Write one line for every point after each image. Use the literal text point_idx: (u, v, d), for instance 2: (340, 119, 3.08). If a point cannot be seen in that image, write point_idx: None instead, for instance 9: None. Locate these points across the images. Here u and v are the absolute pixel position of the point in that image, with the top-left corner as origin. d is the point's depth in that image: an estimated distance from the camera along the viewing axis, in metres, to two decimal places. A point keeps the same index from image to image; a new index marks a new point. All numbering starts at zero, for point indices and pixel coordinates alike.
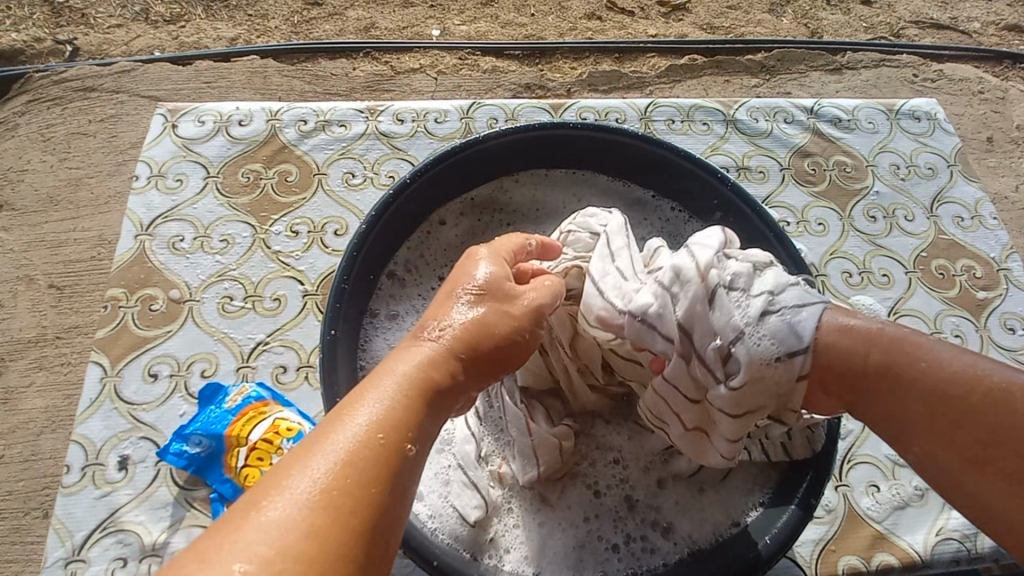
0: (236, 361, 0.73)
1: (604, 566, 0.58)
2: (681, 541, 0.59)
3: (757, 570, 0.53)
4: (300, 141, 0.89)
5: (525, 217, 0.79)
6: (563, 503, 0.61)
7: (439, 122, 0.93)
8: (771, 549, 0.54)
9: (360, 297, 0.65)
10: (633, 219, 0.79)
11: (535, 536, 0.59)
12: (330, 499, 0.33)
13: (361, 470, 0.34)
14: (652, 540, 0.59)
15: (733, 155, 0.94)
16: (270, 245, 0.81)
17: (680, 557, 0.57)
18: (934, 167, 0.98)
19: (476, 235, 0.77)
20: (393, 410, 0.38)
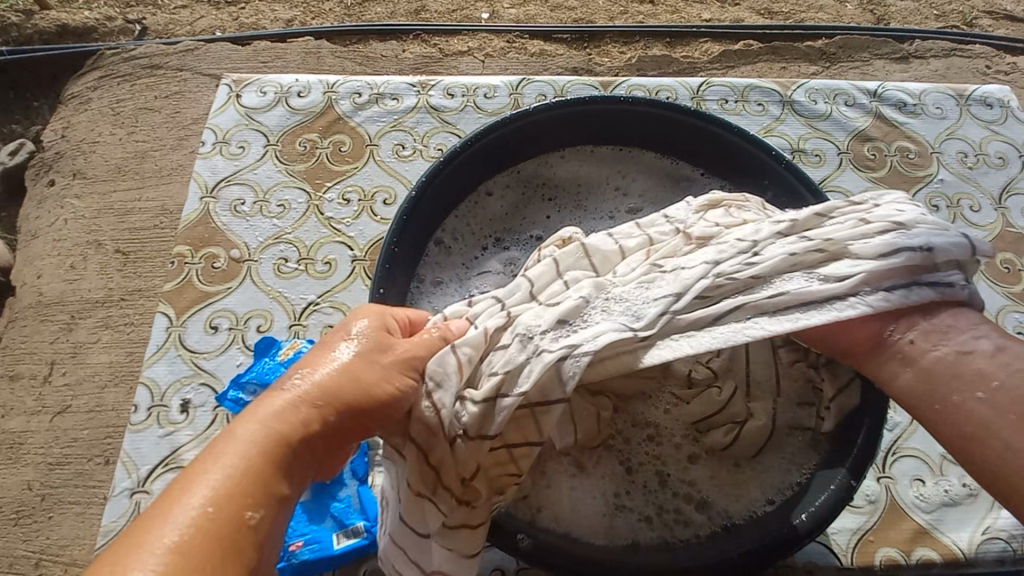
0: (289, 319, 0.77)
1: (636, 534, 0.58)
2: (716, 515, 0.59)
3: (786, 549, 0.54)
4: (354, 113, 0.92)
5: (570, 192, 0.80)
6: (598, 470, 0.62)
7: (488, 97, 0.94)
8: (804, 529, 0.54)
9: (408, 261, 0.68)
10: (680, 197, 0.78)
11: (569, 499, 0.60)
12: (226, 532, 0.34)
13: (230, 513, 0.35)
14: (686, 512, 0.59)
15: (788, 137, 0.92)
16: (323, 211, 0.84)
17: (713, 530, 0.58)
18: (1006, 156, 0.92)
19: (521, 208, 0.78)
20: (255, 460, 0.37)
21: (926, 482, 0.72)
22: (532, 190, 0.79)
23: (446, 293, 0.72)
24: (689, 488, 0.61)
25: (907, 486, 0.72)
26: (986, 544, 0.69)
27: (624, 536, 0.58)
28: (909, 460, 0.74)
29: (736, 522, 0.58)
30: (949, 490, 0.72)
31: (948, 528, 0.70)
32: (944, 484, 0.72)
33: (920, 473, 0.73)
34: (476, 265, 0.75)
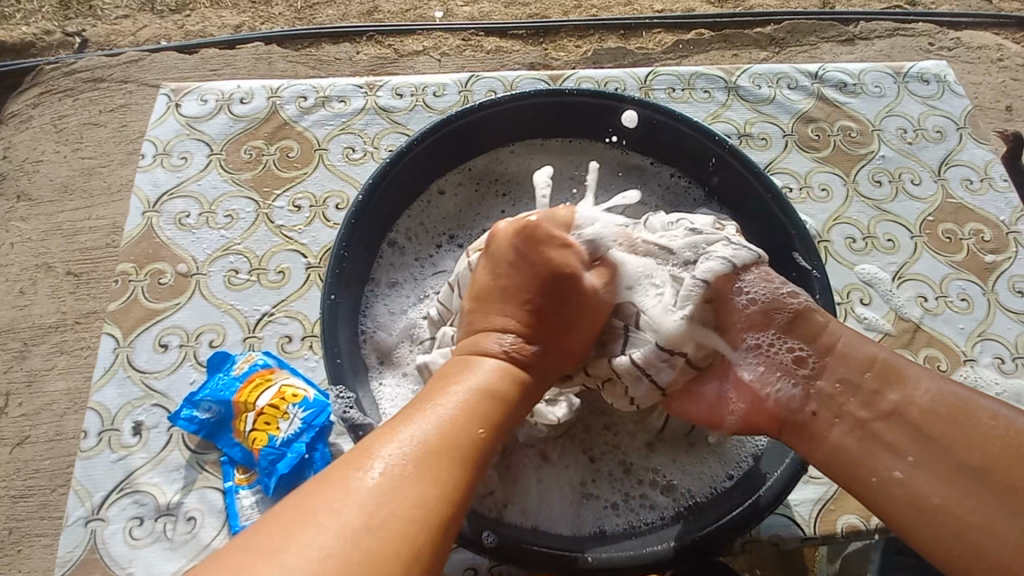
0: (243, 331, 0.75)
1: (603, 521, 0.59)
2: (680, 497, 0.60)
3: (753, 519, 0.54)
4: (301, 118, 0.90)
5: (521, 187, 0.80)
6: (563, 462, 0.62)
7: (438, 96, 0.93)
8: (767, 498, 0.55)
9: (359, 264, 0.67)
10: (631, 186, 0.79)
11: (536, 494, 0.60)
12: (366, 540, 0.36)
13: (409, 518, 0.38)
14: (651, 497, 0.60)
15: (735, 122, 0.93)
16: (273, 219, 0.82)
17: (680, 511, 0.58)
18: (942, 130, 0.96)
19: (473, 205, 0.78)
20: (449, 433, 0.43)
21: None
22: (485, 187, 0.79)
23: (403, 295, 0.72)
24: (653, 473, 0.61)
25: None
26: None
27: (591, 524, 0.58)
28: None
29: (700, 500, 0.59)
30: None
31: None
32: None
33: None
34: (431, 266, 0.75)
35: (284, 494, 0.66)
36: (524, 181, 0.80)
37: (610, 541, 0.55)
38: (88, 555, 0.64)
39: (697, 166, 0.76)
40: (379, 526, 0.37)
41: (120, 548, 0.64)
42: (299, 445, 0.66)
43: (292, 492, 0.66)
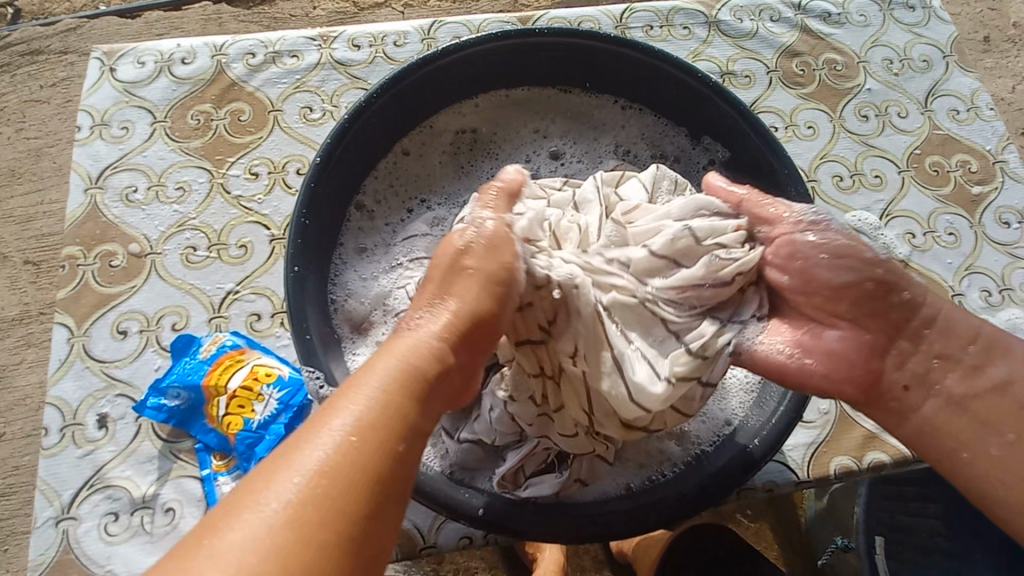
0: (207, 312, 0.70)
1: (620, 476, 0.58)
2: (688, 446, 0.60)
3: (756, 467, 0.53)
4: (250, 77, 0.83)
5: (499, 145, 0.76)
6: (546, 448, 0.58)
7: (399, 45, 0.86)
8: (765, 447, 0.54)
9: (324, 232, 0.61)
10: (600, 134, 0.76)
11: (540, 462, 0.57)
12: (300, 526, 0.30)
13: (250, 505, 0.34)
14: (661, 447, 0.60)
15: (718, 60, 0.89)
16: (229, 189, 0.77)
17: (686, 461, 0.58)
18: (929, 59, 0.92)
19: (443, 167, 0.74)
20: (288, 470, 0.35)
21: None
22: (455, 148, 0.74)
23: (377, 265, 0.68)
24: None
25: None
26: None
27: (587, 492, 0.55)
28: None
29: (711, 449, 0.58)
30: None
31: None
32: None
33: None
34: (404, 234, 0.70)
35: None
36: (495, 138, 0.75)
37: (625, 501, 0.54)
38: (64, 555, 0.61)
39: (680, 105, 0.71)
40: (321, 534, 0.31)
41: (97, 545, 0.61)
42: (277, 426, 0.63)
43: None
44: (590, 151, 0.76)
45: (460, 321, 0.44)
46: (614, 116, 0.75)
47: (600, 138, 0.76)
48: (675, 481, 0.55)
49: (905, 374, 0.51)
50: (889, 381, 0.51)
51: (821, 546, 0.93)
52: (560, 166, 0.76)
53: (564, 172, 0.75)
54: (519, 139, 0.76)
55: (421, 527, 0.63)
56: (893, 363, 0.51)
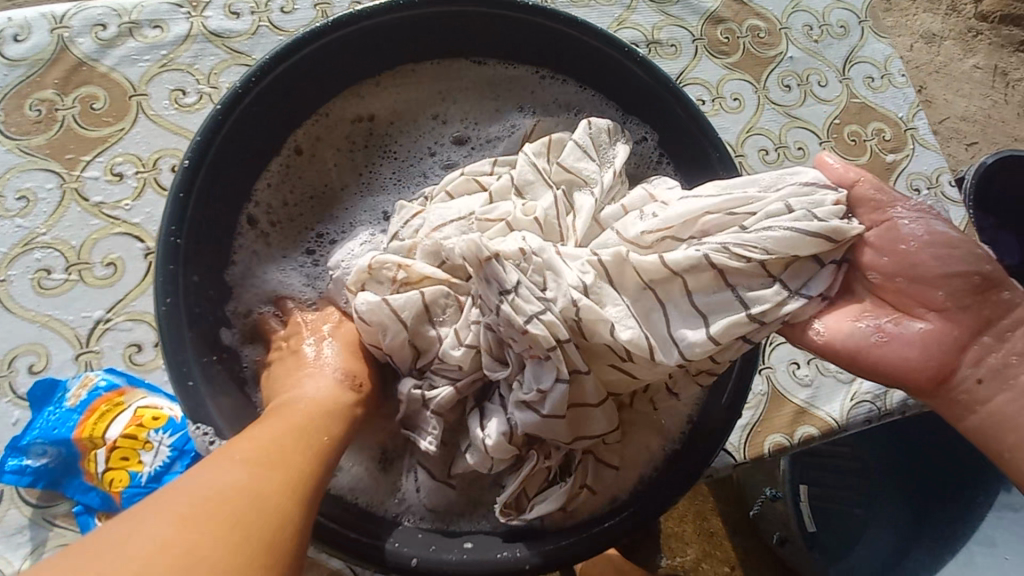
0: (73, 348, 0.59)
1: None
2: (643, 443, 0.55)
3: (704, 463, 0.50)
4: (102, 54, 0.69)
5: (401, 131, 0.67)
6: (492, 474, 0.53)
7: (287, 12, 0.74)
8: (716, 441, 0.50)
9: (204, 251, 0.51)
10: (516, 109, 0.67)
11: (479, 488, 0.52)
12: (230, 531, 0.33)
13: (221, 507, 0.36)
14: None
15: (642, 28, 0.83)
16: (87, 195, 0.64)
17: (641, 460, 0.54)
18: (845, 25, 0.91)
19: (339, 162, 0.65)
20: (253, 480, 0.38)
21: (800, 365, 0.76)
22: (353, 140, 0.65)
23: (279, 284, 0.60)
24: None
25: (785, 371, 0.75)
26: (853, 408, 0.74)
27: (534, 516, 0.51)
28: (784, 347, 0.76)
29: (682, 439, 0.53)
30: (820, 368, 0.76)
31: (822, 402, 0.74)
32: (817, 363, 0.76)
33: (794, 358, 0.76)
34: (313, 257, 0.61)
35: None
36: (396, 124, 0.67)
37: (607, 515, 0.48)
38: None
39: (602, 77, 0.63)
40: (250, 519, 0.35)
41: None
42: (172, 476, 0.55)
43: None
44: (502, 124, 0.68)
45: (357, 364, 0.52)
46: (536, 89, 0.66)
47: (518, 113, 0.67)
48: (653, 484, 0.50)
49: (982, 367, 0.45)
50: (961, 374, 0.46)
51: (753, 499, 0.97)
52: (467, 150, 0.67)
53: (471, 158, 0.66)
54: (419, 125, 0.67)
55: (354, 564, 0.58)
56: (971, 359, 0.46)
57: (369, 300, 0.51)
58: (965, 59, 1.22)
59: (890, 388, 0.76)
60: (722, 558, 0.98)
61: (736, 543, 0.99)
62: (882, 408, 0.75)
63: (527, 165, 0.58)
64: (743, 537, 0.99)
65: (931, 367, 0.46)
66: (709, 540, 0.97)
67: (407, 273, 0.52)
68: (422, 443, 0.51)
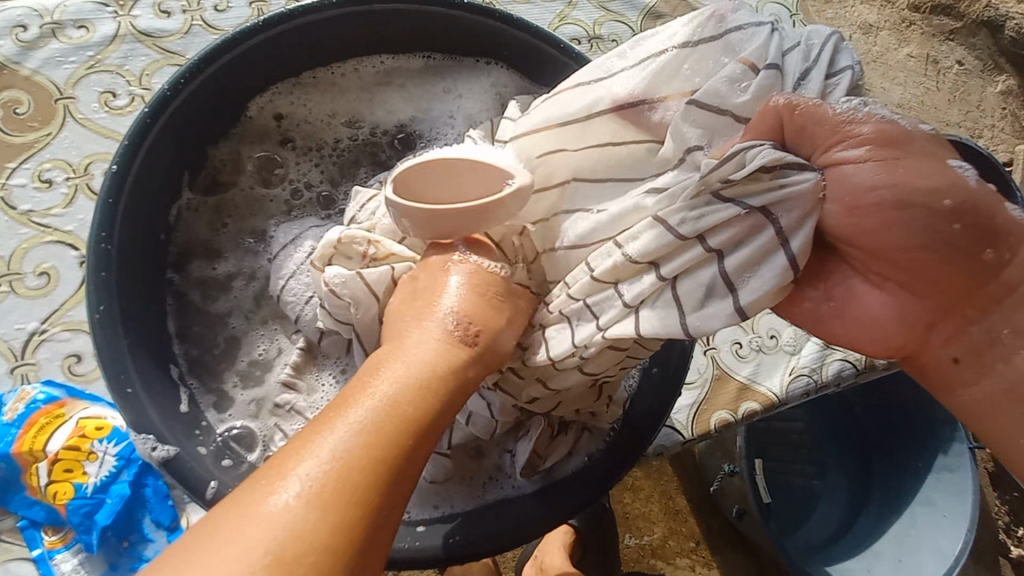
0: (8, 362, 0.57)
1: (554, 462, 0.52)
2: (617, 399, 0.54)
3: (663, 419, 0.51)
4: (24, 56, 0.66)
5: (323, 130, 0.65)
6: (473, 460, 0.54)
7: (220, 10, 0.72)
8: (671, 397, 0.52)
9: (136, 256, 0.50)
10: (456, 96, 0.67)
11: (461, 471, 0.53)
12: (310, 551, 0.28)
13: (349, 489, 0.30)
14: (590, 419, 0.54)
15: (585, 24, 0.85)
16: (15, 204, 0.62)
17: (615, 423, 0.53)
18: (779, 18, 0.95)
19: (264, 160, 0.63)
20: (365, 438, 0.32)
21: (742, 343, 0.80)
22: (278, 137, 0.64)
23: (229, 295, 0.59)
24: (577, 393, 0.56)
25: (728, 352, 0.79)
26: (792, 382, 0.77)
27: (494, 496, 0.51)
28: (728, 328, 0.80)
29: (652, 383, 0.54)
30: (760, 344, 0.80)
31: (762, 379, 0.78)
32: (757, 338, 0.80)
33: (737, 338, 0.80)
34: (266, 252, 0.61)
35: (115, 546, 0.54)
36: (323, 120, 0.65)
37: (602, 464, 0.50)
38: None
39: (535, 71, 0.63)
40: (363, 464, 0.31)
41: None
42: (119, 485, 0.54)
43: (126, 541, 0.54)
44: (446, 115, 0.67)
45: (488, 316, 0.42)
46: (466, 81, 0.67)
47: (452, 109, 0.67)
48: (637, 416, 0.52)
49: (957, 343, 0.34)
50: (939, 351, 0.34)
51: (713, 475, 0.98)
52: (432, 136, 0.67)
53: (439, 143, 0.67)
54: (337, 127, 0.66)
55: None
56: (943, 336, 0.34)
57: (339, 274, 0.49)
58: (899, 49, 1.28)
59: (826, 361, 0.79)
60: (687, 534, 1.02)
61: (699, 517, 1.03)
62: (819, 380, 0.78)
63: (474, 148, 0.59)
64: (705, 510, 1.04)
65: (896, 334, 0.34)
66: (674, 518, 1.02)
67: (376, 249, 0.50)
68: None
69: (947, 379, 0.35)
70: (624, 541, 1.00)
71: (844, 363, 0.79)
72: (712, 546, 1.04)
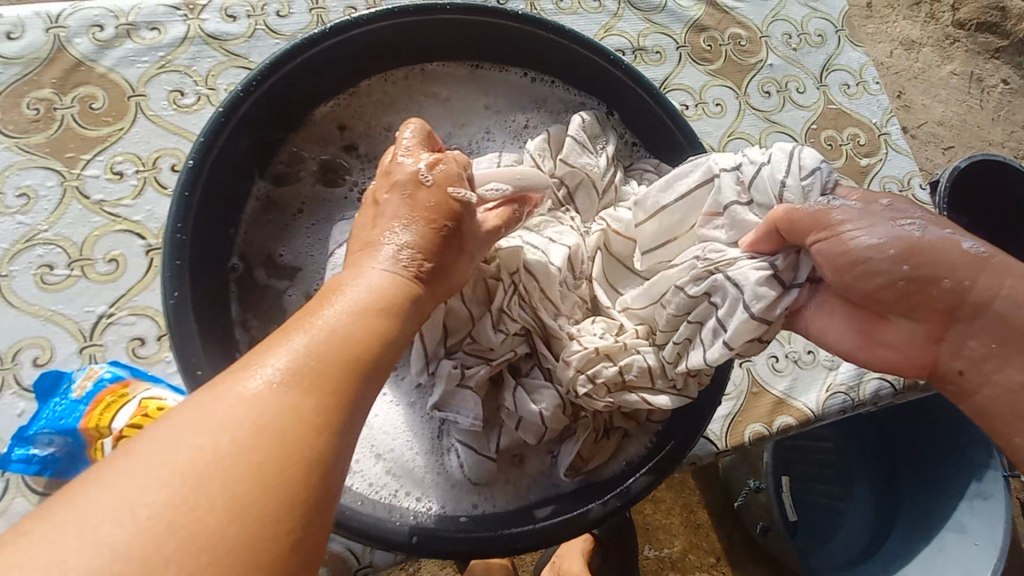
0: (77, 342, 0.61)
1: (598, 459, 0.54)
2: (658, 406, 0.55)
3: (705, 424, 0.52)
4: (100, 54, 0.70)
5: (376, 134, 0.68)
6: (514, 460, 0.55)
7: (283, 16, 0.76)
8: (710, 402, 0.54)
9: (204, 247, 0.53)
10: (509, 106, 0.69)
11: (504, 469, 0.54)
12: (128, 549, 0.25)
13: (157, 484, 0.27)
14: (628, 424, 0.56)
15: (629, 35, 0.86)
16: (87, 193, 0.65)
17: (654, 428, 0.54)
18: (823, 34, 0.95)
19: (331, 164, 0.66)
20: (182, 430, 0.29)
21: (779, 357, 0.80)
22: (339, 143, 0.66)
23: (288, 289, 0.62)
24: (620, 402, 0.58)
25: (764, 364, 0.79)
26: (829, 399, 0.78)
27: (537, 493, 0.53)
28: None
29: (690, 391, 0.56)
30: (796, 358, 0.80)
31: (799, 394, 0.78)
32: (793, 352, 0.80)
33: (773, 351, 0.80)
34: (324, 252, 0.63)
35: None
36: (376, 125, 0.67)
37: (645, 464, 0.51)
38: None
39: (584, 79, 0.66)
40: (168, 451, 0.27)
41: None
42: None
43: None
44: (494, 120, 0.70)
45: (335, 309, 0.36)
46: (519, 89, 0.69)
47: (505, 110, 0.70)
48: (675, 421, 0.53)
49: (959, 359, 0.42)
50: (945, 365, 0.43)
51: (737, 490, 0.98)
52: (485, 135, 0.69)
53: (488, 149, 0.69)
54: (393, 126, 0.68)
55: (353, 549, 0.61)
56: (947, 352, 0.43)
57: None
58: (943, 67, 1.26)
59: (864, 379, 0.79)
60: (708, 549, 1.02)
61: (719, 532, 1.03)
62: (856, 398, 0.78)
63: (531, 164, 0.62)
64: (727, 525, 1.04)
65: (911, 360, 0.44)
66: (695, 532, 1.01)
67: None
68: (466, 420, 0.52)
69: (957, 388, 0.43)
70: (644, 552, 0.99)
71: (881, 383, 0.80)
72: (733, 561, 1.03)
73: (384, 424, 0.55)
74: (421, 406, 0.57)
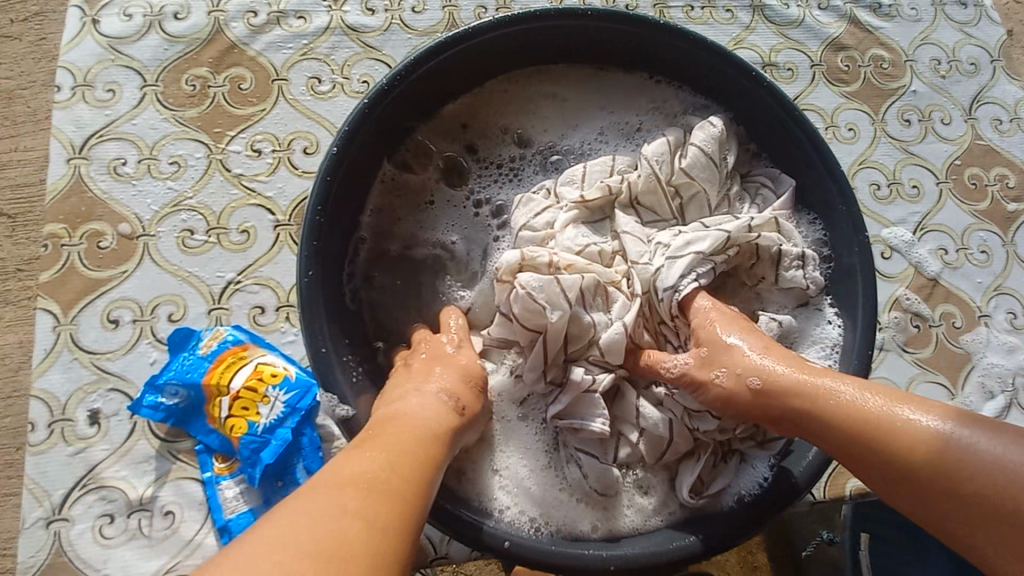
0: (207, 303, 0.65)
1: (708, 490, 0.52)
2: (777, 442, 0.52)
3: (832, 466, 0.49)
4: (252, 39, 0.75)
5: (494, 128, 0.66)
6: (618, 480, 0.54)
7: (418, 12, 0.78)
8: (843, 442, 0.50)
9: (336, 231, 0.56)
10: (628, 103, 0.66)
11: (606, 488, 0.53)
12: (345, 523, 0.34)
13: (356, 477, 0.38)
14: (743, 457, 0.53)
15: (760, 50, 0.83)
16: (229, 166, 0.70)
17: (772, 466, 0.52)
18: (978, 62, 0.87)
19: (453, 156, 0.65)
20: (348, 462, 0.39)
21: None
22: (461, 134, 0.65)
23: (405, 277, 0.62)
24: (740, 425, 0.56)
25: None
26: None
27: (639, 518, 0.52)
28: None
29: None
30: None
31: None
32: None
33: None
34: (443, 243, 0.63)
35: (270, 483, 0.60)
36: (496, 117, 0.66)
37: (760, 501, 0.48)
38: (56, 558, 0.57)
39: (716, 87, 0.62)
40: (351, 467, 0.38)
41: (90, 548, 0.58)
42: (283, 431, 0.60)
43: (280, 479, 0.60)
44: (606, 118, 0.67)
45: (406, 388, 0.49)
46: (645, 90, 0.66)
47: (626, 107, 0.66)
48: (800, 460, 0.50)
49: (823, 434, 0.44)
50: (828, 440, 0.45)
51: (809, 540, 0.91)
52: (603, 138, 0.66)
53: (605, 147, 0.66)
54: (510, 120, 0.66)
55: (433, 538, 0.62)
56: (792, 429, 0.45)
57: (536, 278, 0.52)
58: None
59: None
60: None
61: None
62: None
63: (649, 173, 0.59)
64: None
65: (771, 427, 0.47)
66: None
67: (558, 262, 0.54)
68: (596, 425, 0.52)
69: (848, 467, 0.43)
70: None
71: None
72: None
73: (499, 435, 0.55)
74: (530, 419, 0.56)
